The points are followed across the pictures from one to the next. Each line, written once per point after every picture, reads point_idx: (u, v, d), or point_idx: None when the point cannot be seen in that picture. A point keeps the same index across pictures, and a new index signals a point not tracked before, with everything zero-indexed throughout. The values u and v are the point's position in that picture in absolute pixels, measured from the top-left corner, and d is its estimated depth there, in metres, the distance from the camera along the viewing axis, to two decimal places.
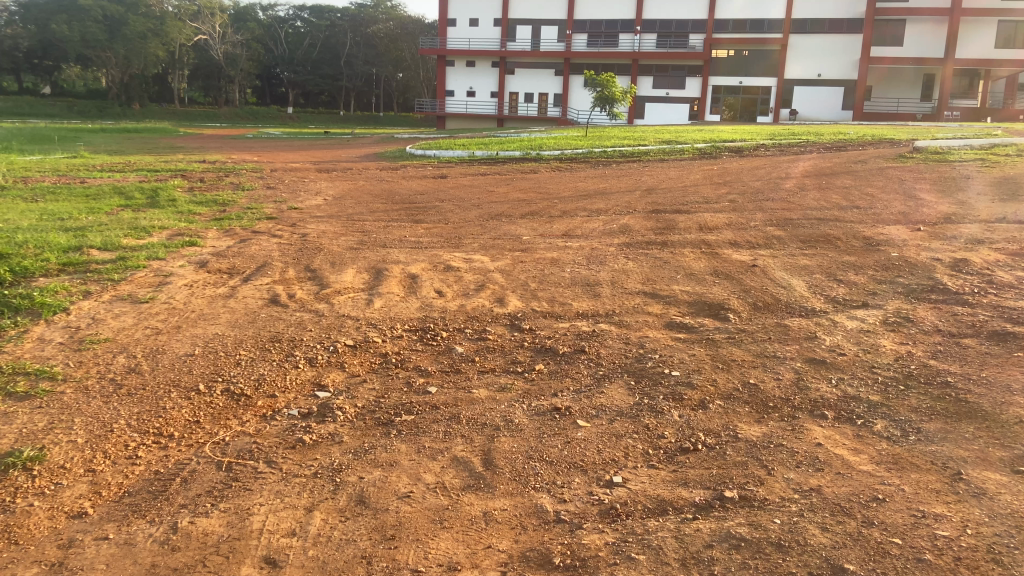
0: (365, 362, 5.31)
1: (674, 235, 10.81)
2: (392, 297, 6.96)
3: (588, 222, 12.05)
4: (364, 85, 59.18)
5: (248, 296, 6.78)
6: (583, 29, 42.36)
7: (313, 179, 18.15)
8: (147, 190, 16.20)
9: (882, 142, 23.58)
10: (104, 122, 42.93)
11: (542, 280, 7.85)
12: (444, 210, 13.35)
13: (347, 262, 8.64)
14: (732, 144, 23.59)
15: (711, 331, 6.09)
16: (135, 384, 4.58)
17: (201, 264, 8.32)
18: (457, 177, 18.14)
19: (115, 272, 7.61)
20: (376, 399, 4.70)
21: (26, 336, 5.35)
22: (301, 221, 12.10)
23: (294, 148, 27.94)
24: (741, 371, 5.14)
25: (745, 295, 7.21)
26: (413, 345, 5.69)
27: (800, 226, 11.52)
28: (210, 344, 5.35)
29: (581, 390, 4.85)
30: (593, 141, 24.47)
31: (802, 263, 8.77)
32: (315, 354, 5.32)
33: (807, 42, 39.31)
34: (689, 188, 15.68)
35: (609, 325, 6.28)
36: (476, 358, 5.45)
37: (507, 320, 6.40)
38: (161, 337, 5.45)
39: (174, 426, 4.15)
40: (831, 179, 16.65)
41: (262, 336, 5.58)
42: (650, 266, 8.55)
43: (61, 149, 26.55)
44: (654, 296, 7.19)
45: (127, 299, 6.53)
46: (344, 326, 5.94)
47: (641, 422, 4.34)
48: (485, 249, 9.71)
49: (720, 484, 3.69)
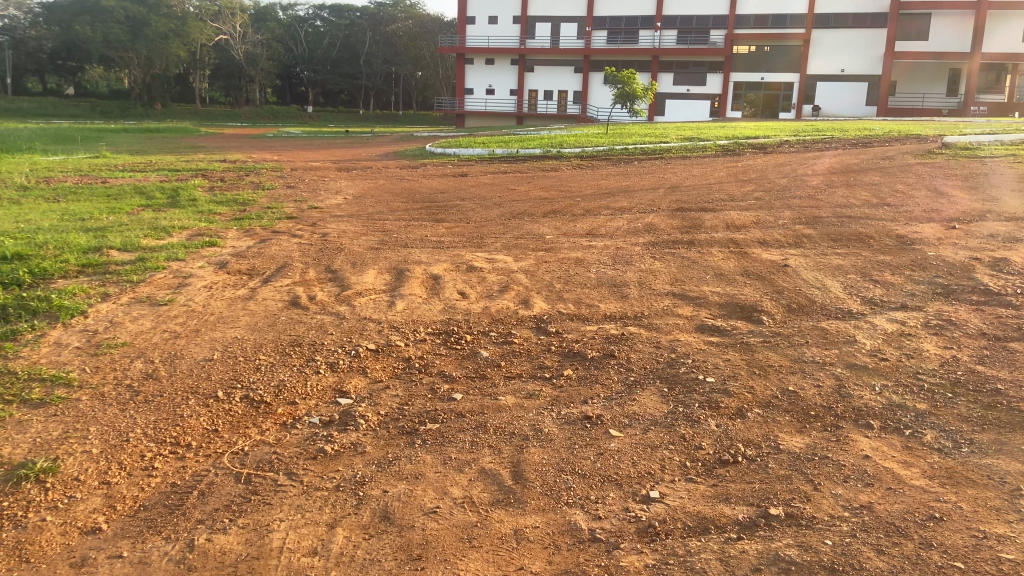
0: (388, 367, 5.15)
1: (701, 233, 10.57)
2: (414, 299, 6.79)
3: (611, 220, 11.84)
4: (383, 84, 59.23)
5: (268, 298, 6.65)
6: (603, 26, 42.03)
7: (333, 178, 18.08)
8: (168, 189, 16.19)
9: (910, 137, 23.12)
10: (126, 122, 43.26)
11: (567, 281, 7.66)
12: (465, 209, 13.18)
13: (368, 262, 8.52)
14: (755, 140, 23.22)
15: (745, 334, 5.87)
16: (151, 390, 4.46)
17: (221, 264, 8.21)
18: (477, 175, 17.99)
19: (134, 273, 7.52)
20: (400, 406, 4.53)
21: (42, 340, 5.24)
22: (321, 221, 12.00)
23: (314, 147, 27.93)
24: (779, 378, 4.92)
25: (778, 297, 6.97)
26: (436, 349, 5.52)
27: (830, 224, 11.24)
28: (230, 348, 5.22)
29: (613, 397, 4.66)
30: (614, 138, 24.17)
31: (835, 262, 8.51)
32: (336, 359, 5.17)
33: (831, 37, 38.74)
34: (714, 186, 15.40)
35: (639, 328, 6.08)
36: (502, 363, 5.27)
37: (533, 322, 6.22)
38: (180, 341, 5.33)
39: (191, 435, 4.01)
40: (859, 175, 16.29)
41: (282, 340, 5.44)
42: (677, 266, 8.33)
43: (84, 149, 26.74)
44: (684, 297, 6.97)
45: (145, 301, 6.42)
46: (366, 330, 5.78)
47: (677, 431, 4.14)
48: (508, 249, 9.53)
49: (764, 500, 3.49)
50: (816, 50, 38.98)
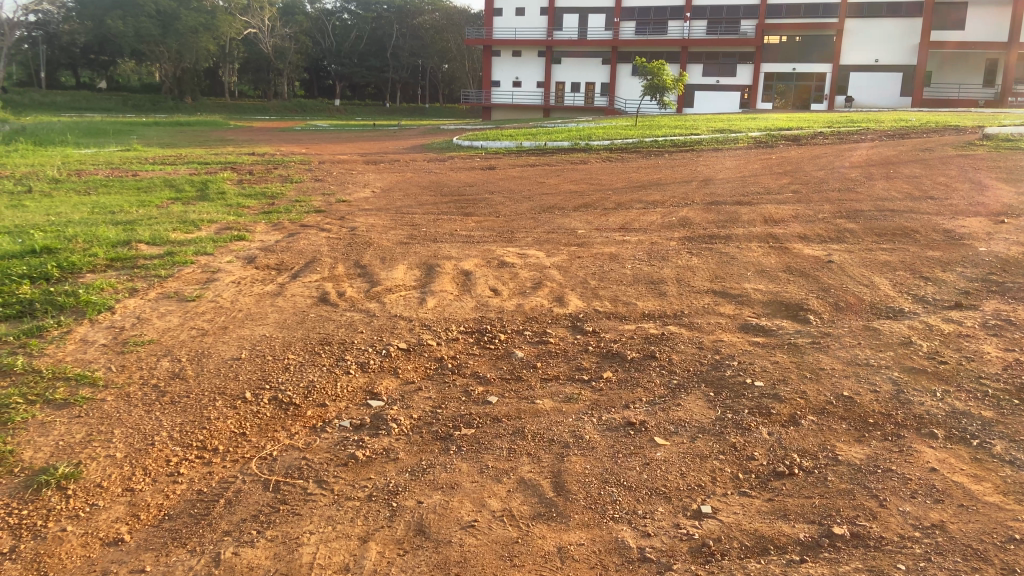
0: (420, 367, 4.97)
1: (738, 228, 10.26)
2: (445, 296, 6.61)
3: (644, 214, 11.56)
4: (410, 76, 59.19)
5: (296, 294, 6.50)
6: (631, 17, 41.47)
7: (361, 171, 17.99)
8: (197, 183, 16.22)
9: (949, 129, 22.51)
10: (158, 116, 43.65)
11: (602, 277, 7.42)
12: (495, 202, 12.98)
13: (397, 257, 8.35)
14: (789, 132, 22.75)
15: (791, 334, 5.61)
16: (177, 391, 4.31)
17: (249, 259, 8.10)
18: (506, 168, 17.79)
19: (162, 267, 7.42)
20: (433, 410, 4.35)
21: (68, 338, 5.12)
22: (349, 214, 11.91)
23: (342, 140, 27.91)
24: (832, 382, 4.66)
25: (824, 295, 6.68)
26: (469, 349, 5.33)
27: (872, 218, 10.87)
28: (258, 347, 5.06)
29: (656, 401, 4.44)
30: (644, 130, 23.83)
31: (882, 259, 8.17)
32: (366, 358, 4.99)
33: (866, 27, 37.91)
34: (748, 179, 15.04)
35: (679, 328, 5.84)
36: (537, 364, 5.05)
37: (568, 321, 5.99)
38: (207, 339, 5.19)
39: (218, 438, 3.85)
40: (897, 167, 15.83)
41: (311, 338, 5.28)
42: (716, 262, 8.05)
43: (115, 142, 26.98)
44: (725, 295, 6.71)
45: (172, 297, 6.30)
46: (396, 328, 5.60)
47: (727, 440, 3.91)
48: (540, 244, 9.32)
49: (826, 517, 3.25)
50: (850, 39, 38.17)
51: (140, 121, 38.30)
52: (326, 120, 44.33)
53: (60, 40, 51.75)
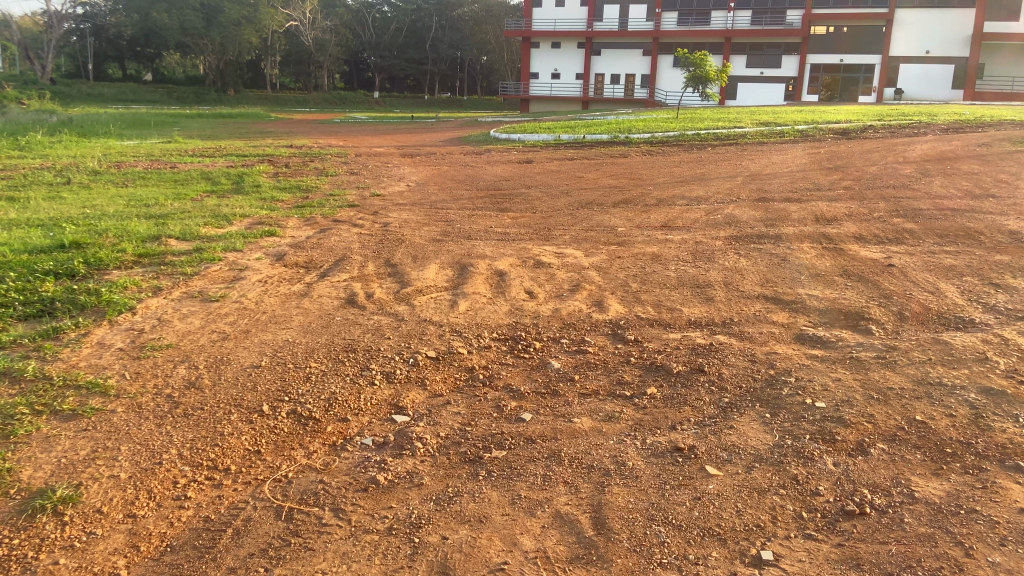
0: (449, 379, 4.64)
1: (788, 227, 9.76)
2: (478, 298, 6.28)
3: (687, 211, 11.12)
4: (448, 69, 59.01)
5: (323, 295, 6.23)
6: (673, 8, 40.52)
7: (397, 165, 17.74)
8: (233, 175, 16.11)
9: (1006, 123, 21.52)
10: (201, 108, 44.10)
11: (644, 280, 7.02)
12: (532, 197, 12.62)
13: (429, 256, 8.03)
14: (836, 125, 21.98)
15: (852, 348, 5.18)
16: (191, 401, 4.05)
17: (279, 256, 7.86)
18: (543, 161, 17.40)
19: (189, 265, 7.21)
20: (462, 428, 4.02)
21: (84, 340, 4.90)
22: (383, 209, 11.66)
23: (381, 132, 27.80)
24: (902, 405, 4.23)
25: (887, 303, 6.21)
26: (503, 358, 4.99)
27: (931, 218, 10.27)
28: (279, 353, 4.78)
29: (706, 423, 4.06)
30: (685, 123, 23.23)
31: (947, 263, 7.62)
32: (392, 368, 4.69)
33: (917, 18, 36.66)
34: (796, 174, 14.45)
35: (729, 337, 5.44)
36: (575, 378, 4.69)
37: (608, 328, 5.62)
38: (227, 343, 4.92)
39: (231, 457, 3.57)
40: (953, 163, 15.08)
41: (335, 345, 4.98)
42: (766, 264, 7.60)
43: (157, 134, 27.18)
44: (777, 301, 6.28)
45: (196, 297, 6.06)
46: (426, 334, 5.29)
47: (788, 472, 3.53)
48: (578, 242, 8.94)
49: (906, 570, 2.86)
50: (900, 31, 36.92)
51: (183, 113, 38.79)
52: (366, 112, 44.41)
53: (108, 33, 52.52)
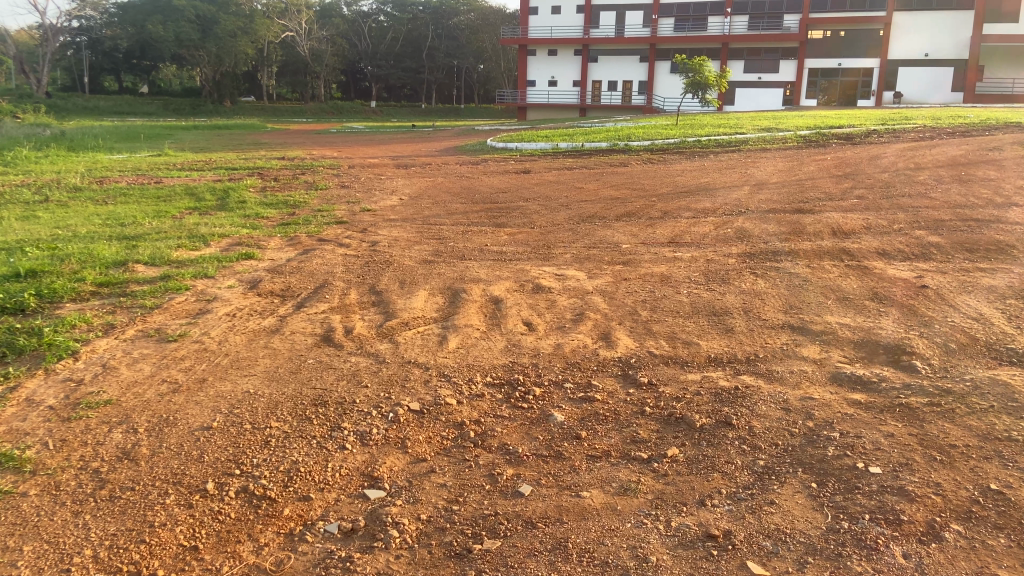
0: (435, 439, 3.95)
1: (804, 241, 9.10)
2: (470, 332, 5.60)
3: (695, 224, 10.48)
4: (444, 77, 58.47)
5: (297, 332, 5.54)
6: (670, 14, 40.04)
7: (391, 176, 17.14)
8: (219, 190, 15.45)
9: (1013, 125, 20.92)
10: (197, 120, 43.49)
11: (654, 306, 6.35)
12: (531, 211, 11.99)
13: (419, 280, 7.35)
14: (840, 129, 21.37)
15: (899, 392, 4.49)
16: (121, 480, 3.41)
17: (253, 283, 7.20)
18: (542, 172, 16.75)
19: (151, 295, 6.56)
20: (448, 507, 3.33)
21: (11, 398, 4.24)
22: (373, 226, 11.02)
23: (376, 142, 27.19)
24: (972, 468, 3.55)
25: (928, 333, 5.52)
26: (498, 410, 4.30)
27: (955, 229, 9.62)
28: (236, 410, 4.09)
29: (741, 497, 3.38)
30: (685, 129, 22.60)
31: (985, 282, 6.95)
32: (368, 427, 3.99)
33: (916, 20, 36.12)
34: (804, 182, 13.81)
35: (756, 378, 4.76)
36: (581, 436, 4.00)
37: (618, 368, 4.94)
38: (176, 397, 4.25)
39: (159, 558, 2.91)
40: (968, 169, 14.42)
41: (303, 397, 4.29)
42: (786, 287, 6.92)
43: (148, 147, 26.55)
44: (805, 332, 5.61)
45: (151, 336, 5.40)
46: (409, 380, 4.60)
47: (850, 571, 2.86)
48: (580, 262, 8.29)
49: None
50: (898, 34, 36.36)
51: (179, 124, 38.20)
52: (363, 122, 43.85)
53: (103, 46, 51.99)
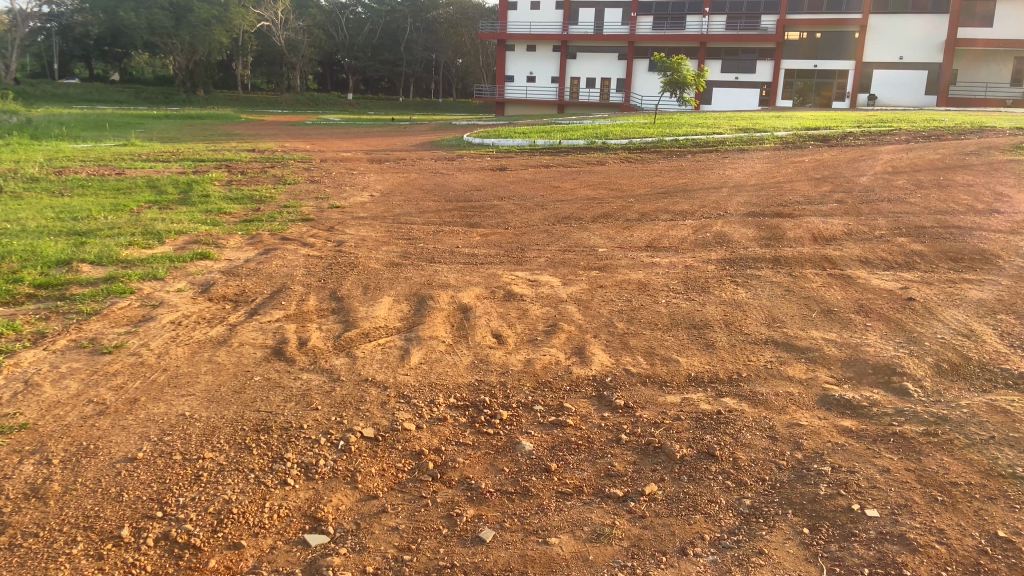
0: (388, 472, 3.56)
1: (785, 247, 8.83)
2: (435, 346, 5.21)
3: (674, 228, 10.16)
4: (422, 71, 57.86)
5: (246, 343, 5.12)
6: (648, 11, 39.83)
7: (363, 171, 16.65)
8: (182, 183, 14.84)
9: (989, 130, 20.88)
10: (168, 109, 42.54)
11: (631, 318, 5.99)
12: (505, 210, 11.62)
13: (383, 285, 6.94)
14: (817, 131, 21.22)
15: (891, 419, 4.17)
16: (25, 524, 3.03)
17: (205, 286, 6.75)
18: (517, 169, 16.37)
19: (92, 300, 6.09)
20: (397, 557, 2.95)
21: None
22: (340, 224, 10.57)
23: (351, 136, 26.60)
24: (977, 512, 3.22)
25: (919, 352, 5.20)
26: (461, 437, 3.93)
27: (938, 237, 9.40)
28: (167, 438, 3.69)
29: (727, 545, 3.03)
30: (664, 128, 22.33)
31: (973, 295, 6.67)
32: (313, 460, 3.59)
33: (892, 23, 36.19)
34: (783, 185, 13.58)
35: (740, 402, 4.41)
36: (551, 468, 3.63)
37: (592, 388, 4.57)
38: (101, 423, 3.86)
39: None
40: (947, 174, 14.29)
41: (244, 422, 3.89)
42: (770, 297, 6.60)
43: (115, 136, 25.77)
44: (791, 349, 5.28)
45: (83, 347, 4.96)
46: (364, 402, 4.20)
47: None
48: (555, 267, 7.93)
49: None
50: (874, 37, 36.45)
51: (150, 113, 37.36)
52: (338, 114, 43.30)
53: (74, 32, 50.68)
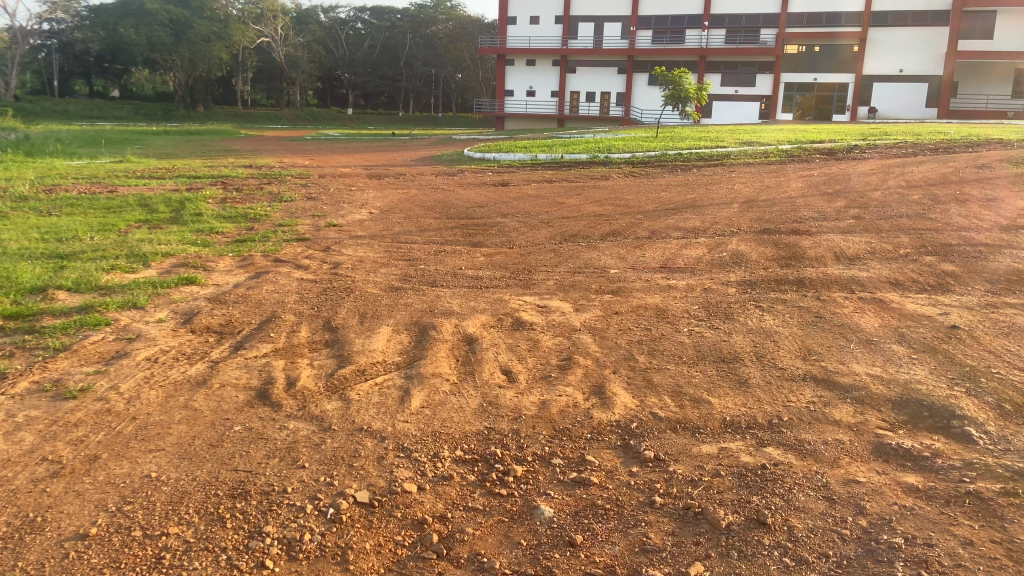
0: (386, 548, 3.03)
1: (806, 268, 8.33)
2: (439, 385, 4.69)
3: (686, 247, 9.65)
4: (422, 86, 57.64)
5: (228, 384, 4.59)
6: (648, 25, 39.62)
7: (361, 187, 16.15)
8: (174, 201, 14.31)
9: (997, 142, 20.40)
10: (166, 125, 42.14)
11: (652, 350, 5.46)
12: (509, 228, 11.13)
13: (381, 313, 6.42)
14: (822, 143, 20.75)
15: (961, 474, 3.62)
16: None
17: (188, 315, 6.24)
18: (519, 185, 15.89)
19: (63, 333, 5.57)
20: None
21: None
22: (336, 244, 10.08)
23: (350, 150, 26.14)
24: None
25: (977, 391, 4.64)
26: (470, 500, 3.40)
27: (965, 255, 8.88)
28: (126, 509, 3.16)
29: None
30: (666, 142, 21.86)
31: (1020, 323, 6.12)
32: (298, 536, 3.03)
33: (894, 35, 35.85)
34: (795, 200, 13.09)
35: (785, 453, 3.88)
36: (576, 541, 3.11)
37: (616, 437, 4.04)
38: (53, 487, 3.34)
39: None
40: (962, 187, 13.80)
41: (220, 485, 3.36)
42: (799, 325, 6.08)
43: (110, 152, 25.33)
44: (834, 387, 4.75)
45: (45, 391, 4.43)
46: (359, 458, 3.67)
47: None
48: (564, 290, 7.43)
49: None
50: (875, 49, 36.11)
51: (149, 129, 36.97)
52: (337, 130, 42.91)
53: (74, 49, 50.46)
